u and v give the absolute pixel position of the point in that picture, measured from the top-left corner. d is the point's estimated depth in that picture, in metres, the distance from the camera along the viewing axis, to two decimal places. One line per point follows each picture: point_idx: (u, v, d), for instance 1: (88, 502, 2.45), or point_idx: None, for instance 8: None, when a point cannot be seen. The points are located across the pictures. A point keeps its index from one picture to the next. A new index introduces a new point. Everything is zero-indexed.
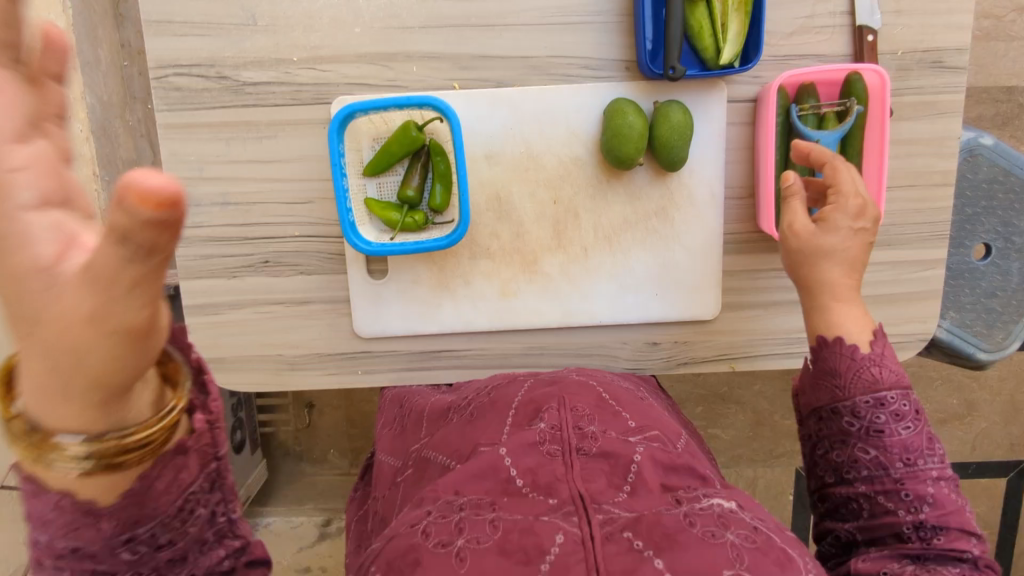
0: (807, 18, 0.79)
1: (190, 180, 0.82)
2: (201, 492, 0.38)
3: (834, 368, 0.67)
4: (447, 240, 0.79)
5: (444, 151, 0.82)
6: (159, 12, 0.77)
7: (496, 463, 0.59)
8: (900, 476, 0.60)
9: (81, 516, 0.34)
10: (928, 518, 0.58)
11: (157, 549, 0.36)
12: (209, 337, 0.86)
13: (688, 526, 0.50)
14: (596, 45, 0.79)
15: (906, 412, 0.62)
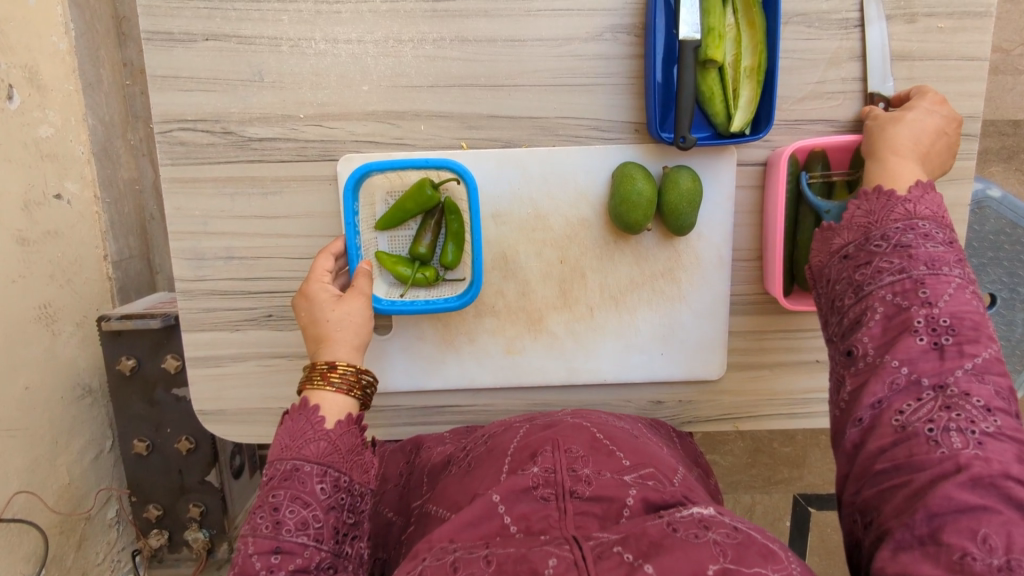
0: (818, 84, 0.79)
1: (194, 235, 0.81)
2: (341, 500, 0.58)
3: (867, 207, 0.61)
4: (458, 301, 0.78)
5: (459, 210, 0.81)
6: (165, 67, 0.76)
7: (490, 509, 0.58)
8: (924, 274, 0.54)
9: (288, 503, 0.56)
10: (945, 317, 0.52)
11: (320, 534, 0.56)
12: (212, 388, 0.86)
13: (671, 532, 0.51)
14: (606, 107, 0.79)
15: (937, 237, 0.57)
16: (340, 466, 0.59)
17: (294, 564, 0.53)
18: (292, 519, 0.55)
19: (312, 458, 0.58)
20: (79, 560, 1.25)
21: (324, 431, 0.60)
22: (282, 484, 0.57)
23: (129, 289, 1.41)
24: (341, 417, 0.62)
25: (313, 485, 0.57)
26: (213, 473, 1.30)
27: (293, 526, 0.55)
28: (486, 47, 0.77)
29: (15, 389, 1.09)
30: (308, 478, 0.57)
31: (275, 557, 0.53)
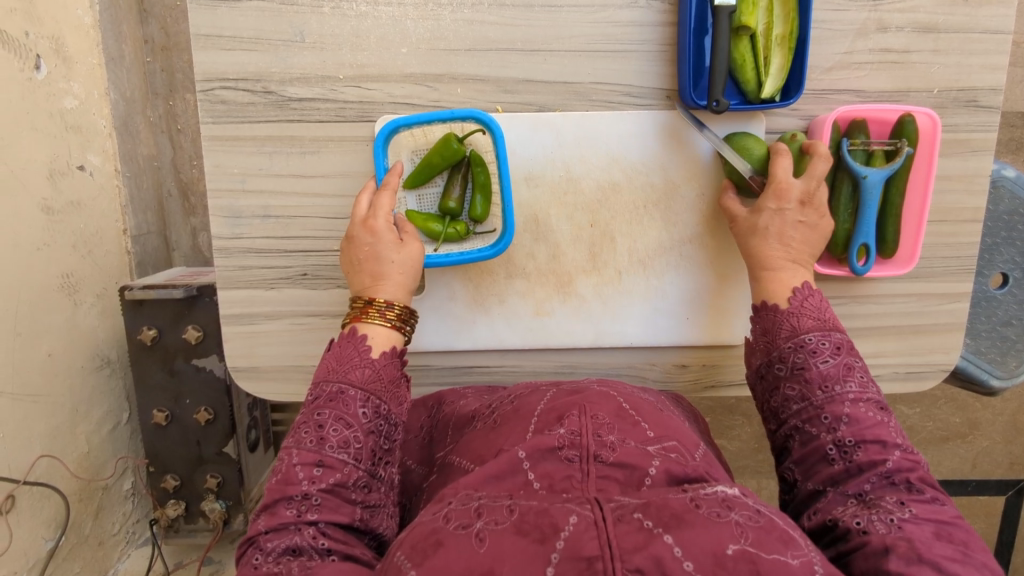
0: (846, 54, 0.81)
1: (231, 193, 0.82)
2: (380, 425, 0.64)
3: (765, 328, 0.72)
4: (493, 249, 0.81)
5: (484, 162, 0.83)
6: (207, 26, 0.78)
7: (515, 465, 0.58)
8: (823, 404, 0.64)
9: (330, 406, 0.63)
10: (846, 435, 0.62)
11: (357, 461, 0.61)
12: (245, 347, 0.87)
13: (693, 507, 0.49)
14: (639, 73, 0.81)
15: (825, 349, 0.67)
16: (380, 397, 0.65)
17: (333, 477, 0.59)
18: (334, 437, 0.61)
19: (357, 383, 0.65)
20: (96, 528, 1.26)
21: (369, 361, 0.67)
22: (328, 404, 0.63)
23: (147, 263, 1.43)
24: (386, 348, 0.69)
25: (355, 408, 0.63)
26: (231, 445, 1.30)
27: (336, 443, 0.61)
28: (522, 12, 0.79)
29: (39, 354, 1.09)
30: (351, 402, 0.63)
31: (317, 469, 0.59)
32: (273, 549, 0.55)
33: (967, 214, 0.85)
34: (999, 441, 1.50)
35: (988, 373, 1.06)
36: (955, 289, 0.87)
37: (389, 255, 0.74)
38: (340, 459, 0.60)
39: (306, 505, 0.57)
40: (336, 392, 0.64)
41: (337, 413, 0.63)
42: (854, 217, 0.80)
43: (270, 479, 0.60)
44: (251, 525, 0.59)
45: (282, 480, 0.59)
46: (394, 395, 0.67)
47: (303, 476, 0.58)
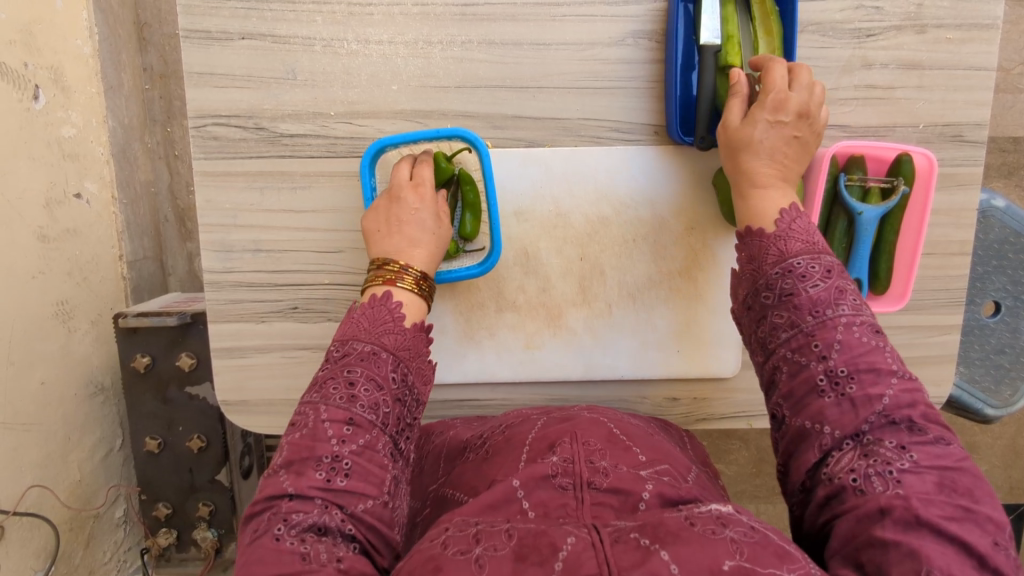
0: (831, 90, 0.82)
1: (223, 227, 0.83)
2: (404, 390, 0.64)
3: (751, 255, 0.68)
4: (481, 267, 0.81)
5: (473, 180, 0.81)
6: (201, 64, 0.79)
7: (510, 493, 0.57)
8: (813, 331, 0.59)
9: (362, 359, 0.63)
10: (839, 364, 0.57)
11: (384, 422, 0.61)
12: (235, 380, 0.87)
13: (688, 525, 0.49)
14: (627, 109, 0.82)
15: (816, 273, 0.62)
16: (407, 367, 0.66)
17: (363, 439, 0.59)
18: (366, 397, 0.61)
19: (389, 347, 0.65)
20: (87, 558, 1.25)
21: (403, 329, 0.67)
22: (359, 363, 0.62)
23: (142, 289, 1.43)
24: (415, 320, 0.69)
25: (387, 371, 0.63)
26: (223, 472, 1.29)
27: (367, 403, 0.60)
28: (511, 50, 0.80)
29: (32, 383, 1.09)
30: (383, 364, 0.63)
31: (347, 428, 0.59)
32: (298, 522, 0.54)
33: (955, 246, 0.85)
34: (998, 465, 1.49)
35: (982, 402, 1.06)
36: (945, 322, 0.87)
37: (426, 226, 0.74)
38: (369, 418, 0.60)
39: (335, 469, 0.57)
40: (371, 347, 0.64)
41: (369, 371, 0.62)
42: (846, 252, 0.81)
43: (294, 434, 0.59)
44: (270, 482, 0.57)
45: (310, 437, 0.58)
46: (420, 365, 0.68)
47: (333, 435, 0.58)
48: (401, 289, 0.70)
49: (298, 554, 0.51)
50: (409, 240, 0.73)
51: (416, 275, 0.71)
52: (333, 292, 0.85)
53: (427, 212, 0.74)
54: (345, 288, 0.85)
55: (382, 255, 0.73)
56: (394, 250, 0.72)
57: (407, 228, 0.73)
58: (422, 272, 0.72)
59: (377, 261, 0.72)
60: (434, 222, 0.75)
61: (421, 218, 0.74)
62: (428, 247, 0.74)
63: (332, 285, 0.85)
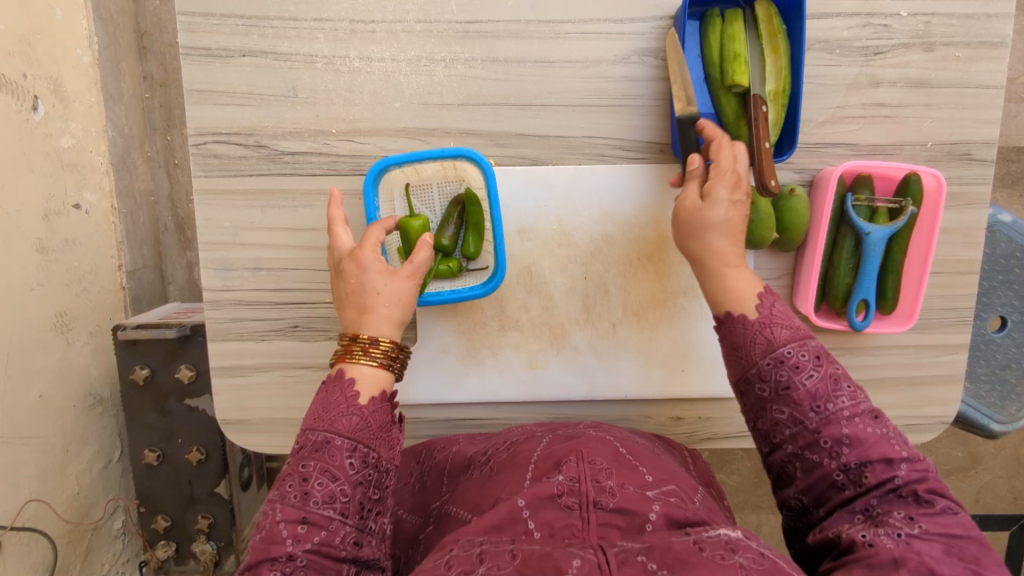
0: (838, 109, 0.81)
1: (223, 245, 0.82)
2: (370, 473, 0.56)
3: (733, 343, 0.60)
4: (485, 289, 0.79)
5: (479, 200, 0.80)
6: (201, 81, 0.78)
7: (515, 514, 0.56)
8: (818, 428, 0.54)
9: (314, 450, 0.55)
10: (850, 459, 0.53)
11: (344, 515, 0.54)
12: (235, 399, 0.86)
13: (697, 550, 0.49)
14: (632, 127, 0.81)
15: (808, 361, 0.56)
16: (371, 444, 0.57)
17: (319, 536, 0.52)
18: (320, 491, 0.54)
19: (343, 432, 0.57)
20: (85, 571, 1.24)
21: (361, 406, 0.59)
22: (313, 455, 0.55)
23: (141, 300, 1.42)
24: (375, 392, 0.60)
25: (343, 459, 0.55)
26: (223, 485, 1.28)
27: (321, 498, 0.53)
28: (515, 67, 0.79)
29: (30, 397, 1.08)
30: (338, 452, 0.55)
31: (302, 526, 0.53)
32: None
33: (963, 265, 0.85)
34: (1001, 476, 1.49)
35: (988, 418, 1.05)
36: (953, 341, 0.86)
37: (389, 290, 0.65)
38: (325, 514, 0.53)
39: (290, 567, 0.51)
40: (319, 434, 0.56)
41: (319, 462, 0.55)
42: (855, 273, 0.79)
43: (251, 536, 0.53)
44: None
45: (265, 539, 0.52)
46: (388, 439, 0.59)
47: (287, 535, 0.52)
48: (365, 367, 0.61)
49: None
50: (373, 308, 0.64)
51: (382, 342, 0.63)
52: (335, 310, 0.84)
53: (387, 275, 0.65)
54: None
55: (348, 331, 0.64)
56: (359, 320, 0.64)
57: (368, 297, 0.64)
58: (389, 337, 0.64)
59: (345, 337, 0.64)
60: (398, 282, 0.65)
61: (382, 282, 0.65)
62: (398, 310, 0.65)
63: (334, 303, 0.84)
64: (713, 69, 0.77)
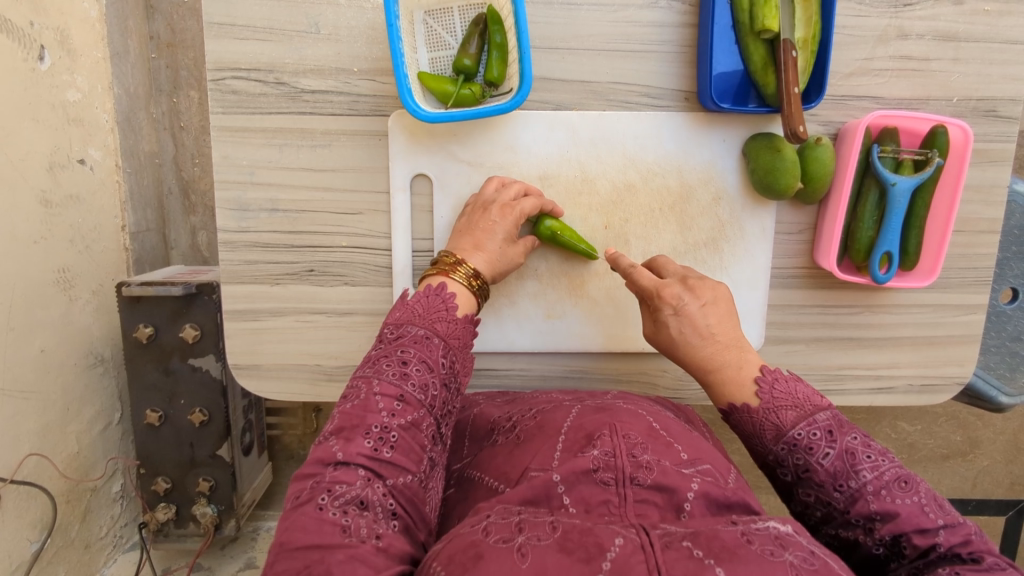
0: (866, 60, 0.80)
1: (239, 185, 0.81)
2: (458, 371, 0.69)
3: (749, 432, 0.67)
4: (510, 103, 0.74)
5: (502, 20, 0.76)
6: (221, 14, 0.77)
7: (549, 488, 0.56)
8: (845, 507, 0.58)
9: (415, 315, 0.70)
10: (883, 532, 0.56)
11: (428, 400, 0.64)
12: (247, 343, 0.85)
13: (746, 542, 0.47)
14: (658, 74, 0.80)
15: (820, 440, 0.61)
16: (456, 354, 0.70)
17: (410, 415, 0.62)
18: (416, 377, 0.64)
19: (440, 333, 0.69)
20: (83, 532, 1.22)
21: (454, 317, 0.71)
22: (414, 345, 0.66)
23: (144, 261, 1.40)
24: (467, 312, 0.73)
25: (437, 356, 0.67)
26: (224, 447, 1.26)
27: (417, 383, 0.64)
28: (541, 9, 0.78)
29: (31, 350, 1.06)
30: (434, 348, 0.67)
31: (397, 404, 0.62)
32: (341, 494, 0.55)
33: (984, 224, 0.84)
34: (999, 460, 1.49)
35: (996, 389, 1.04)
36: (970, 301, 0.86)
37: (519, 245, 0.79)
38: (417, 396, 0.63)
39: (382, 440, 0.59)
40: (420, 331, 0.68)
41: (416, 335, 0.68)
42: (878, 224, 0.79)
43: (347, 405, 0.62)
44: (319, 449, 0.60)
45: (362, 408, 0.61)
46: (464, 357, 0.71)
47: (384, 407, 0.61)
48: (463, 289, 0.73)
49: (339, 526, 0.53)
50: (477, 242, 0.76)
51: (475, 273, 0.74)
52: (351, 255, 0.83)
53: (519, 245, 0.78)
54: (363, 252, 0.83)
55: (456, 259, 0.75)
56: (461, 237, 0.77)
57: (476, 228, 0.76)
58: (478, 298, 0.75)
59: (448, 257, 0.75)
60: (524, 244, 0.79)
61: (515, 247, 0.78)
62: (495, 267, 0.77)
63: (350, 248, 0.83)
64: (742, 15, 0.75)
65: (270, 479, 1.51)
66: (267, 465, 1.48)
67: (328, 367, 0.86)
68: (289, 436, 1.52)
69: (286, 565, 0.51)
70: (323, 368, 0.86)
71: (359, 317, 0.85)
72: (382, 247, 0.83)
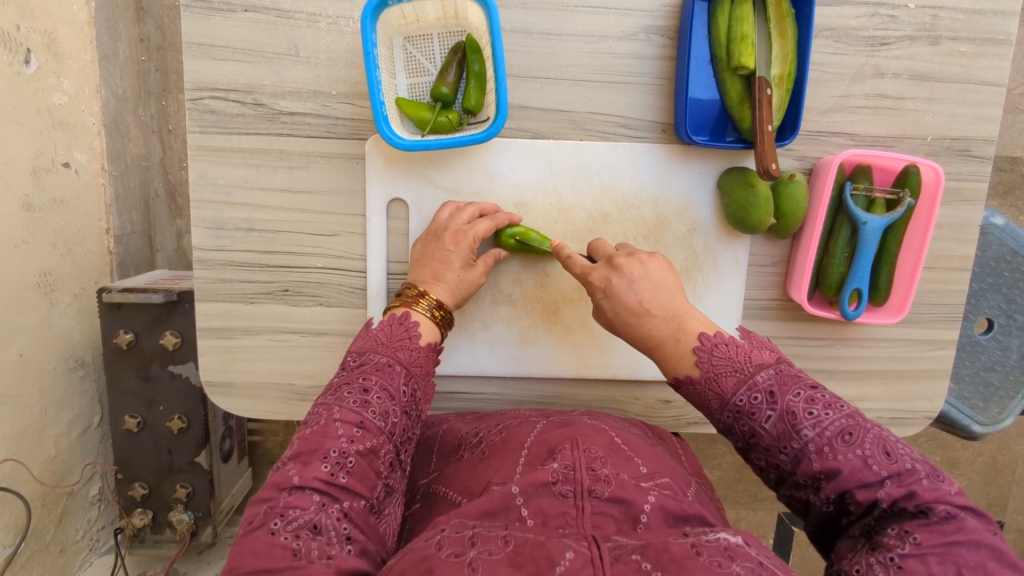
0: (842, 98, 0.81)
1: (216, 204, 0.81)
2: (420, 400, 0.70)
3: (698, 402, 0.66)
4: (485, 133, 0.74)
5: (481, 49, 0.76)
6: (201, 35, 0.77)
7: (507, 500, 0.56)
8: (792, 468, 0.58)
9: (378, 343, 0.71)
10: (830, 491, 0.55)
11: (388, 428, 0.65)
12: (221, 361, 0.85)
13: (694, 554, 0.48)
14: (635, 105, 0.81)
15: (761, 404, 0.60)
16: (418, 382, 0.70)
17: (369, 442, 0.62)
18: (377, 404, 0.65)
19: (402, 361, 0.70)
20: (58, 535, 1.22)
21: (416, 346, 0.72)
22: (375, 372, 0.67)
23: (129, 264, 1.39)
24: (430, 340, 0.74)
25: (398, 383, 0.68)
26: (203, 454, 1.26)
27: (377, 410, 0.65)
28: (521, 38, 0.78)
29: (9, 356, 1.06)
30: (396, 376, 0.68)
31: (356, 430, 0.63)
32: (294, 519, 0.55)
33: (955, 262, 0.85)
34: (977, 481, 1.50)
35: (969, 419, 1.04)
36: (941, 336, 0.87)
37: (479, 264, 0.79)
38: (378, 424, 0.64)
39: (339, 464, 0.60)
40: (383, 360, 0.69)
41: (378, 362, 0.68)
42: (849, 261, 0.80)
43: (305, 430, 0.63)
44: (278, 473, 0.60)
45: (321, 433, 0.62)
46: (426, 387, 0.72)
47: (343, 433, 0.61)
48: (428, 320, 0.75)
49: (290, 549, 0.53)
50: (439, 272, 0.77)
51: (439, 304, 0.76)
52: (326, 276, 0.83)
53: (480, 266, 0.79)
54: (339, 273, 0.83)
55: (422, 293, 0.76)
56: (417, 266, 0.78)
57: (432, 255, 0.77)
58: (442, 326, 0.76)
59: (413, 289, 0.76)
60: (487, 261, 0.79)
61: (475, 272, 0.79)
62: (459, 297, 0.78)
63: (325, 269, 0.83)
64: (720, 50, 0.76)
65: (249, 485, 1.51)
66: (247, 471, 1.48)
67: (302, 386, 0.86)
68: (270, 443, 1.53)
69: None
70: (297, 387, 0.86)
71: (333, 338, 0.85)
72: (357, 270, 0.83)
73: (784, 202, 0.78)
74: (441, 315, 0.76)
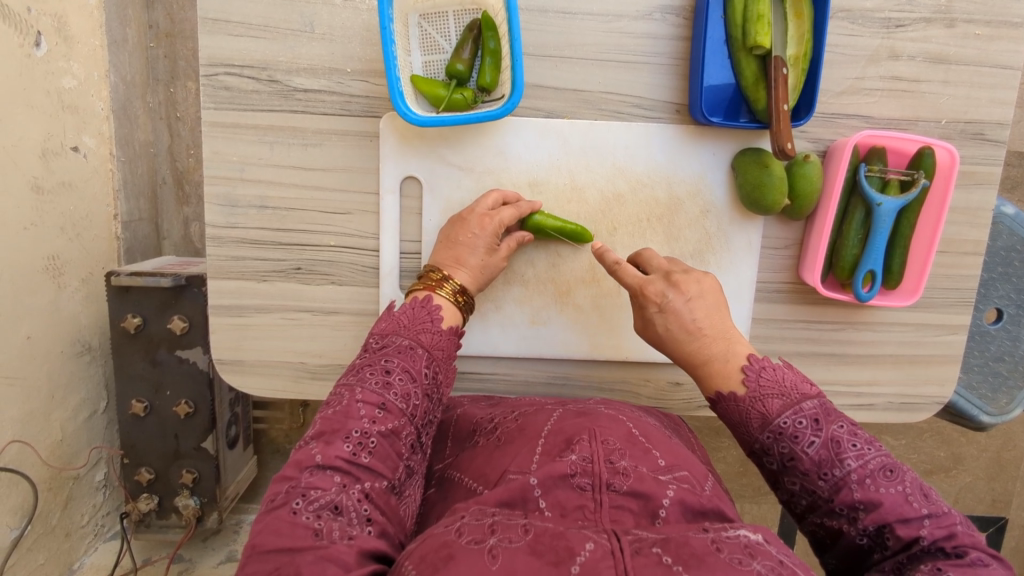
0: (857, 79, 0.81)
1: (229, 180, 0.81)
2: (441, 383, 0.70)
3: (735, 420, 0.66)
4: (501, 110, 0.74)
5: (496, 26, 0.76)
6: (217, 10, 0.77)
7: (526, 491, 0.56)
8: (830, 496, 0.58)
9: (401, 326, 0.71)
10: (867, 522, 0.55)
11: (410, 410, 0.65)
12: (233, 339, 0.85)
13: (715, 550, 0.47)
14: (650, 86, 0.81)
15: (805, 429, 0.60)
16: (439, 365, 0.70)
17: (391, 422, 0.62)
18: (399, 386, 0.65)
19: (424, 344, 0.69)
20: (64, 520, 1.22)
21: (439, 329, 0.72)
22: (398, 355, 0.67)
23: (136, 250, 1.39)
24: (452, 324, 0.74)
25: (421, 366, 0.68)
26: (210, 440, 1.25)
27: (399, 392, 0.64)
28: (537, 16, 0.78)
29: (17, 338, 1.06)
30: (418, 359, 0.68)
31: (379, 411, 0.62)
32: (315, 499, 0.55)
33: (968, 246, 0.85)
34: (981, 477, 1.49)
35: (978, 409, 1.03)
36: (952, 321, 0.87)
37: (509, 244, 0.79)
38: (401, 408, 0.64)
39: (363, 443, 0.60)
40: (406, 344, 0.68)
41: (399, 346, 0.68)
42: (863, 242, 0.80)
43: (328, 410, 0.62)
44: (299, 452, 0.60)
45: (343, 413, 0.62)
46: (447, 371, 0.72)
47: (366, 413, 0.61)
48: (453, 304, 0.75)
49: (312, 530, 0.53)
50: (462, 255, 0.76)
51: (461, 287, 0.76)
52: (338, 255, 0.83)
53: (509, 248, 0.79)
54: (350, 252, 0.83)
55: (443, 280, 0.75)
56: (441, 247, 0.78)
57: (456, 239, 0.77)
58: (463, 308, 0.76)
59: (432, 270, 0.76)
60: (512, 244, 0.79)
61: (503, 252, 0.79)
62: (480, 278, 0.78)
63: (337, 247, 0.83)
64: (735, 30, 0.75)
65: (254, 473, 1.51)
66: (252, 459, 1.48)
67: (312, 365, 0.86)
68: (275, 430, 1.52)
69: (256, 568, 0.51)
70: (307, 366, 0.86)
71: (344, 317, 0.85)
72: (370, 248, 0.83)
73: (798, 182, 0.78)
74: (462, 299, 0.76)
